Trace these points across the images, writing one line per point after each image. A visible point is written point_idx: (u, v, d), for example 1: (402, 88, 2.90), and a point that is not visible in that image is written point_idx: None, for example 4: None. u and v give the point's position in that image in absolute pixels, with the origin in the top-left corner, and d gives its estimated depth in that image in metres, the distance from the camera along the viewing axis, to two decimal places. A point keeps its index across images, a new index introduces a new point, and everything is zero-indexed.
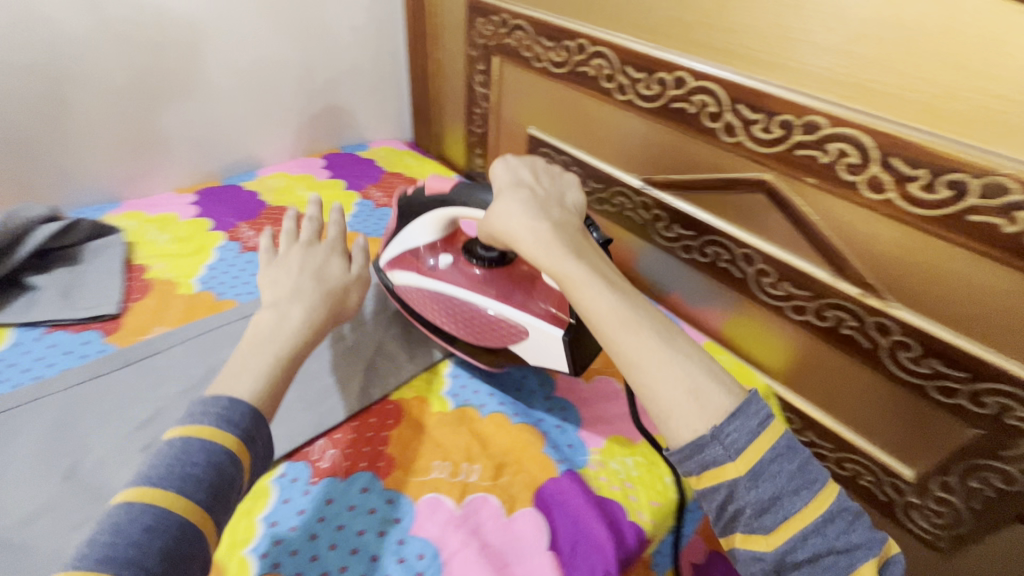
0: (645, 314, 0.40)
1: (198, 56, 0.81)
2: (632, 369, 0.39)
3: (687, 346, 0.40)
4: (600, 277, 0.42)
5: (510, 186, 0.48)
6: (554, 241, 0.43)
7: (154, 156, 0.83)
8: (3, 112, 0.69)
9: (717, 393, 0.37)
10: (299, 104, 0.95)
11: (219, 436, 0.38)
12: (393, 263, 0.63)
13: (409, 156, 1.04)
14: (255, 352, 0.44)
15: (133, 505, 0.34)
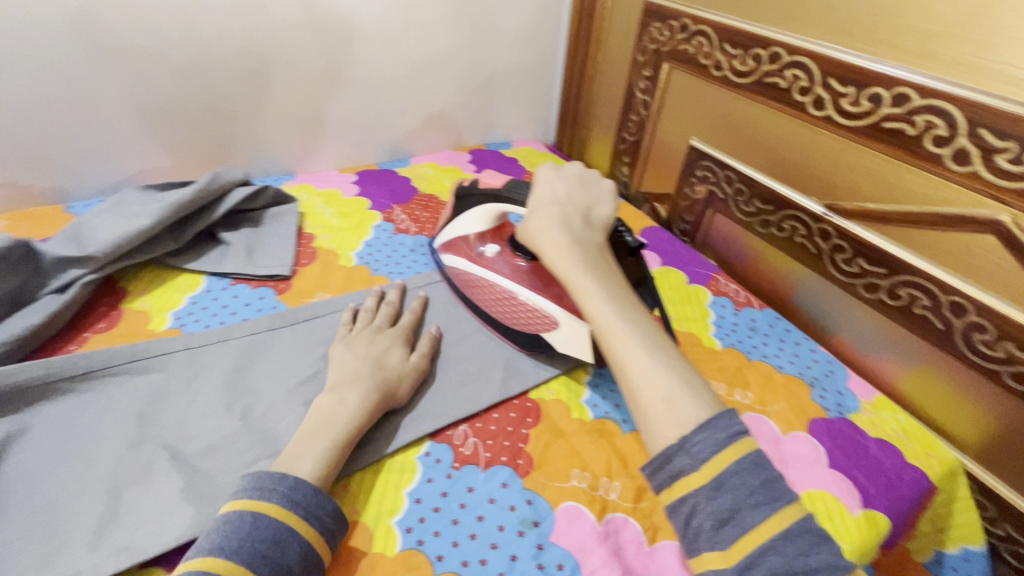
0: (639, 328, 0.42)
1: (381, 48, 0.86)
2: (621, 376, 0.41)
3: (674, 361, 0.41)
4: (608, 290, 0.45)
5: (546, 202, 0.53)
6: (571, 255, 0.48)
7: (327, 137, 0.90)
8: (220, 85, 0.78)
9: (690, 406, 0.38)
10: (458, 100, 0.99)
11: (286, 515, 0.38)
12: (446, 248, 0.69)
13: (551, 159, 1.04)
14: (312, 435, 0.44)
15: (206, 575, 0.34)
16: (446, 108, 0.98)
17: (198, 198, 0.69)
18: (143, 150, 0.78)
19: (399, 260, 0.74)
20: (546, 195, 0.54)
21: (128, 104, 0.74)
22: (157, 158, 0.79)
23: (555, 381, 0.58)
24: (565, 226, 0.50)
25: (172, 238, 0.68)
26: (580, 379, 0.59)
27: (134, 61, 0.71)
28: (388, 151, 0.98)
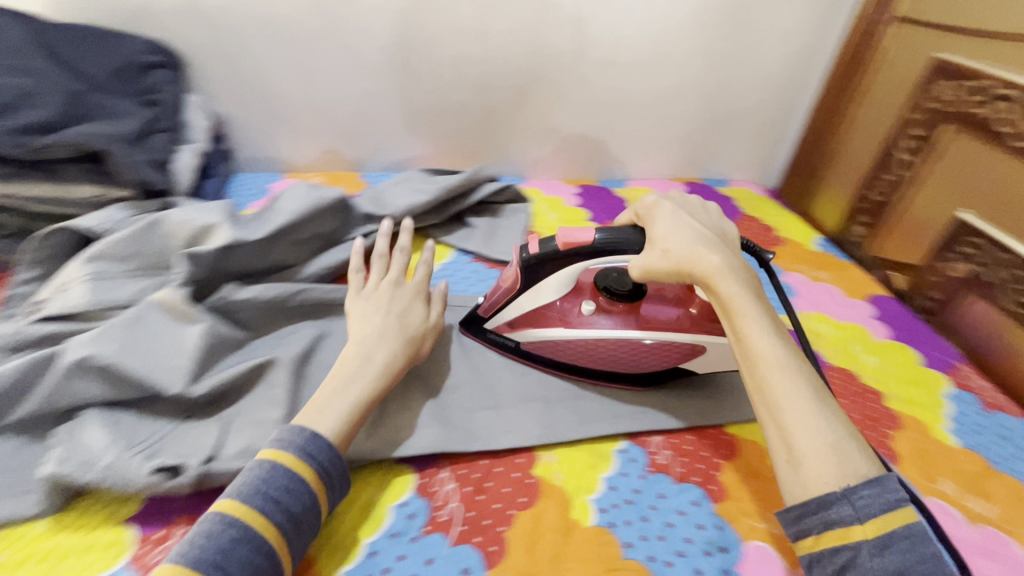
0: (802, 365, 0.42)
1: (632, 77, 0.90)
2: (781, 411, 0.40)
3: (838, 408, 0.41)
4: (770, 320, 0.44)
5: (677, 215, 0.52)
6: (733, 273, 0.47)
7: (559, 151, 0.97)
8: (490, 96, 0.89)
9: (858, 458, 0.38)
10: (688, 132, 0.99)
11: (302, 467, 0.42)
12: (514, 323, 0.60)
13: (770, 206, 1.00)
14: (331, 392, 0.48)
15: (224, 517, 0.39)
16: (676, 139, 1.00)
17: (462, 186, 0.80)
18: (418, 138, 0.93)
19: None
20: (672, 210, 0.53)
21: (420, 100, 0.89)
22: (425, 148, 0.94)
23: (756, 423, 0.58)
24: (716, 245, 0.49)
25: (437, 215, 0.80)
26: None
27: (435, 66, 0.85)
28: (609, 171, 1.02)
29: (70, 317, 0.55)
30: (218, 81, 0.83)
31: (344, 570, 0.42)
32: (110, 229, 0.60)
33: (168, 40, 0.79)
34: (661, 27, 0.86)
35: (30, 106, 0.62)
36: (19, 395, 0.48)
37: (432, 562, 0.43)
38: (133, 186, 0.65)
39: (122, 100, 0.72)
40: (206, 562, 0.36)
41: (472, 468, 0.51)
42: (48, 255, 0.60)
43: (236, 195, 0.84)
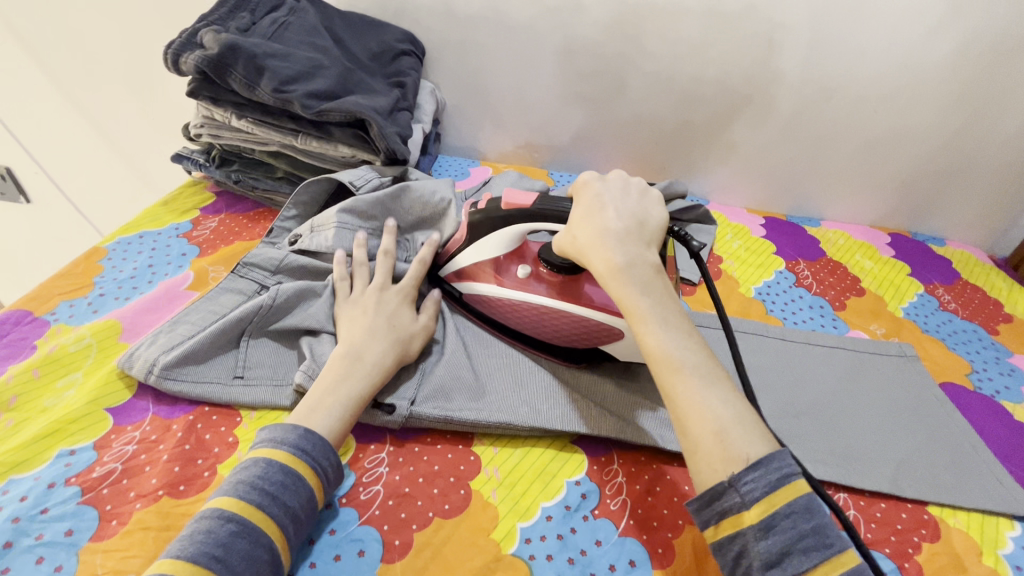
0: (689, 355, 0.42)
1: (857, 111, 0.83)
2: (672, 404, 0.40)
3: (726, 388, 0.40)
4: (660, 308, 0.44)
5: (597, 202, 0.51)
6: (626, 269, 0.46)
7: (750, 175, 0.93)
8: (694, 111, 0.88)
9: (741, 440, 0.37)
10: (906, 178, 0.90)
11: (296, 462, 0.43)
12: (460, 275, 0.64)
13: (995, 275, 0.86)
14: (327, 389, 0.49)
15: (223, 512, 0.39)
16: (887, 184, 0.91)
17: None
18: (607, 144, 0.96)
19: (795, 310, 0.73)
20: (598, 192, 0.52)
21: (619, 107, 0.91)
22: (615, 153, 0.96)
23: (966, 511, 0.52)
24: (613, 231, 0.48)
25: None
26: (1000, 529, 0.51)
27: (644, 77, 0.86)
28: (800, 207, 0.96)
29: (318, 255, 0.65)
30: (446, 71, 0.93)
31: (521, 525, 0.47)
32: (361, 186, 0.69)
33: (416, 31, 0.90)
34: (906, 59, 0.78)
35: (318, 76, 0.73)
36: (284, 311, 0.58)
37: (602, 545, 0.46)
38: (381, 154, 0.73)
39: (376, 80, 0.82)
40: (204, 554, 0.37)
41: (643, 470, 0.52)
42: (305, 201, 0.71)
43: (440, 174, 0.94)
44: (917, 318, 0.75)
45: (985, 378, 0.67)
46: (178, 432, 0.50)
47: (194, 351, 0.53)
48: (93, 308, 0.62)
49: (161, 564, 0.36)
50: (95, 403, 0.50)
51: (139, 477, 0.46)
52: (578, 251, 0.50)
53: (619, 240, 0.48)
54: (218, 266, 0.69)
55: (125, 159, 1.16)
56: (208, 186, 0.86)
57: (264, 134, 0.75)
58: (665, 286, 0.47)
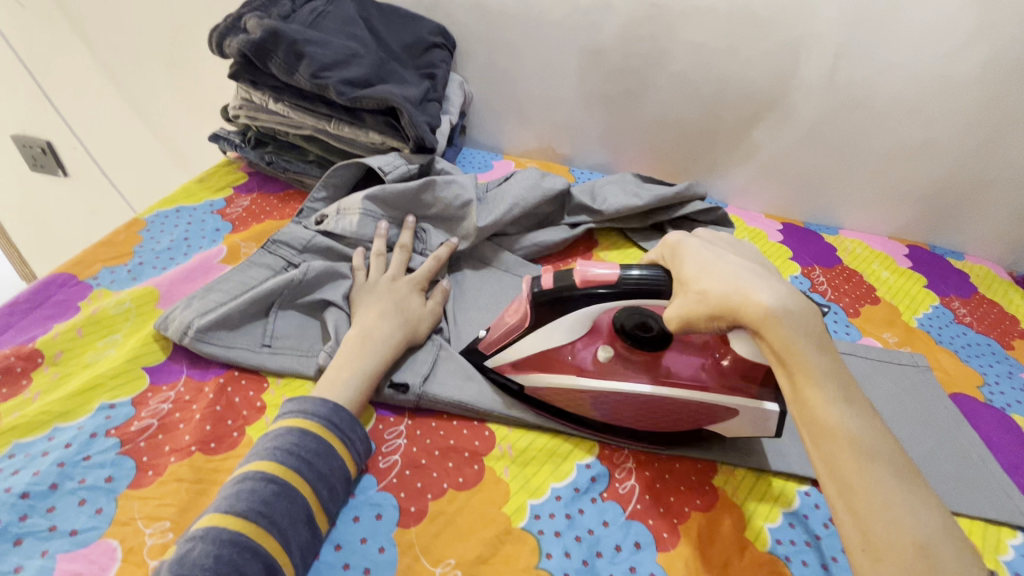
0: (880, 443, 0.36)
1: (881, 122, 0.84)
2: (858, 502, 0.35)
3: (917, 486, 0.35)
4: (835, 382, 0.38)
5: (711, 253, 0.46)
6: (799, 328, 0.39)
7: (770, 181, 0.94)
8: (717, 115, 0.89)
9: (949, 555, 0.33)
10: (926, 191, 0.90)
11: (327, 434, 0.46)
12: (520, 364, 0.55)
13: (1014, 291, 0.86)
14: (342, 364, 0.51)
15: (264, 474, 0.42)
16: (909, 195, 0.91)
17: (674, 200, 0.79)
18: (629, 144, 0.97)
19: None
20: (712, 249, 0.46)
21: (644, 107, 0.92)
22: (636, 153, 0.98)
23: (969, 518, 0.53)
24: (758, 281, 0.42)
25: (639, 222, 0.81)
26: (1002, 536, 0.52)
27: (670, 78, 0.87)
28: (819, 215, 0.97)
29: (342, 238, 0.67)
30: (475, 65, 0.95)
31: (532, 502, 0.48)
32: (389, 172, 0.71)
33: (448, 25, 0.92)
34: (933, 71, 0.78)
35: (353, 64, 0.75)
36: (311, 287, 0.60)
37: (609, 525, 0.48)
38: (409, 141, 0.75)
39: (408, 70, 0.84)
40: (251, 510, 0.40)
41: (652, 458, 0.54)
42: (336, 182, 0.73)
43: (464, 166, 0.96)
44: (931, 329, 0.76)
45: (997, 391, 0.67)
46: (209, 394, 0.52)
47: (227, 318, 0.55)
48: (133, 275, 0.65)
49: (211, 517, 0.39)
50: (133, 362, 0.53)
51: (173, 433, 0.49)
52: (711, 295, 0.43)
53: (773, 294, 0.40)
54: (249, 242, 0.71)
55: (160, 137, 1.20)
56: (242, 165, 0.89)
57: (299, 118, 0.78)
58: (832, 345, 0.40)
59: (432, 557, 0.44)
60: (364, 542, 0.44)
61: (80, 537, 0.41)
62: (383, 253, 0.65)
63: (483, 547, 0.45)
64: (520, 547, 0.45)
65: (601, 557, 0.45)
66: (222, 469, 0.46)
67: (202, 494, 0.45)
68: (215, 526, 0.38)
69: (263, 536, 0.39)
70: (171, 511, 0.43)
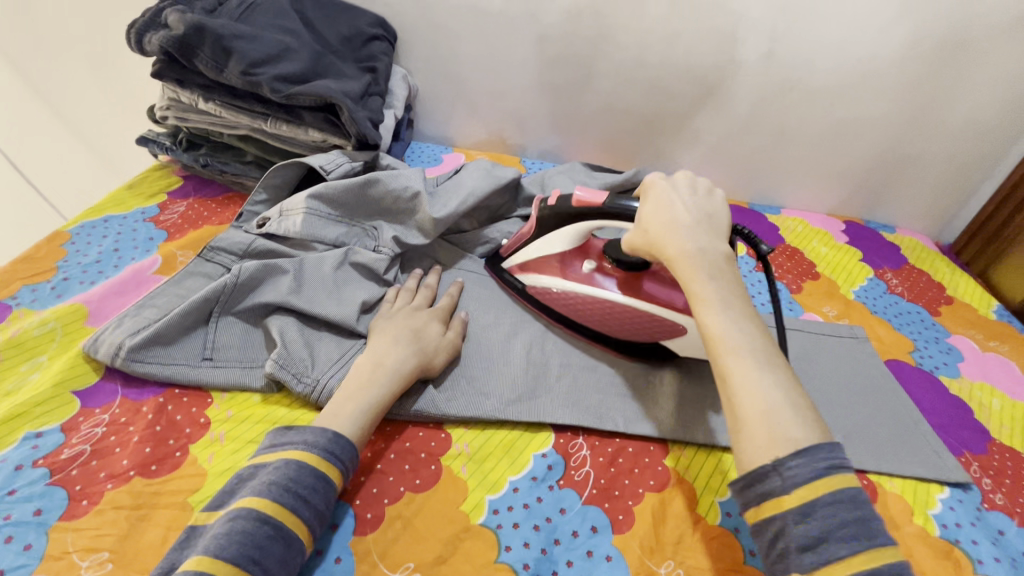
0: (754, 341, 0.40)
1: (815, 105, 0.87)
2: (728, 384, 0.39)
3: (785, 372, 0.39)
4: (726, 295, 0.42)
5: (665, 195, 0.49)
6: (696, 256, 0.44)
7: (715, 163, 0.97)
8: (662, 100, 0.90)
9: (790, 422, 0.36)
10: (859, 169, 0.94)
11: (326, 467, 0.43)
12: (525, 266, 0.67)
13: (941, 260, 0.91)
14: (349, 394, 0.49)
15: (257, 514, 0.38)
16: (842, 175, 0.95)
17: (622, 188, 0.79)
18: (579, 133, 0.97)
19: (755, 293, 0.77)
20: (665, 190, 0.50)
21: (591, 97, 0.92)
22: (586, 140, 0.98)
23: (903, 478, 0.56)
24: (683, 221, 0.47)
25: None
26: (931, 492, 0.55)
27: (613, 67, 0.88)
28: (761, 195, 1.01)
29: (285, 240, 0.65)
30: (418, 56, 0.93)
31: (490, 497, 0.49)
32: (331, 171, 0.69)
33: (387, 16, 0.89)
34: (861, 55, 0.81)
35: (288, 58, 0.71)
36: (252, 293, 0.58)
37: (566, 513, 0.48)
38: (352, 139, 0.73)
39: (348, 65, 0.80)
40: (242, 556, 0.36)
41: (607, 443, 0.54)
42: (276, 183, 0.70)
43: (412, 160, 0.94)
44: (867, 300, 0.80)
45: (926, 355, 0.72)
46: (148, 414, 0.50)
47: (161, 334, 0.52)
48: (57, 293, 0.61)
49: (197, 561, 0.35)
50: (62, 387, 0.50)
51: (110, 457, 0.46)
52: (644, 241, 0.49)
53: (690, 231, 0.46)
54: (187, 250, 0.68)
55: (85, 141, 1.13)
56: (176, 169, 0.85)
57: (233, 116, 0.74)
58: (737, 279, 0.44)
59: (390, 562, 0.43)
60: (319, 555, 0.43)
61: None
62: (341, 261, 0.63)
63: (441, 547, 0.44)
64: (479, 544, 0.45)
65: (559, 545, 0.46)
66: (165, 492, 0.45)
67: (144, 519, 0.43)
68: (202, 573, 0.35)
69: None
70: (109, 541, 0.41)
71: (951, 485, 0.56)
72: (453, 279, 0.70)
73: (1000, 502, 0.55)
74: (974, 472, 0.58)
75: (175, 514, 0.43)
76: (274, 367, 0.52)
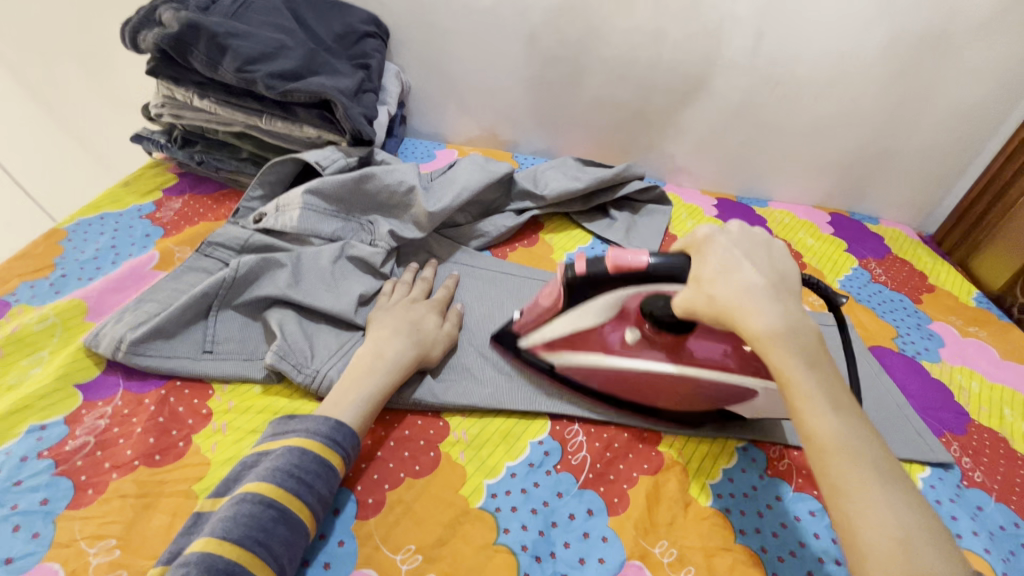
0: (868, 448, 0.37)
1: (800, 99, 0.89)
2: (849, 502, 0.36)
3: (901, 482, 0.36)
4: (827, 389, 0.39)
5: (727, 255, 0.45)
6: (788, 339, 0.40)
7: (704, 157, 0.98)
8: (651, 96, 0.92)
9: (926, 552, 0.33)
10: (844, 161, 0.96)
11: (329, 453, 0.44)
12: (551, 343, 0.57)
13: (923, 250, 0.94)
14: (348, 383, 0.50)
15: (262, 498, 0.39)
16: (827, 168, 0.98)
17: (613, 182, 0.81)
18: (570, 128, 0.99)
19: None
20: (727, 248, 0.45)
21: (581, 92, 0.94)
22: (577, 136, 1.00)
23: None
24: (763, 292, 0.42)
25: (582, 205, 0.83)
26: (913, 472, 0.57)
27: (603, 63, 0.89)
28: (750, 189, 1.03)
29: (282, 235, 0.66)
30: (410, 53, 0.94)
31: (487, 482, 0.50)
32: (327, 167, 0.70)
33: (379, 14, 0.90)
34: (843, 50, 0.83)
35: (282, 56, 0.72)
36: (251, 287, 0.59)
37: (563, 496, 0.50)
38: (347, 134, 0.74)
39: (341, 61, 0.81)
40: (247, 538, 0.37)
41: (602, 429, 0.56)
42: (272, 180, 0.71)
43: (406, 156, 0.95)
44: (852, 289, 0.82)
45: (908, 341, 0.74)
46: (151, 406, 0.51)
47: (162, 328, 0.53)
48: (56, 289, 0.62)
49: (205, 543, 0.37)
50: (64, 379, 0.51)
51: (113, 448, 0.47)
52: (712, 304, 0.43)
53: (774, 304, 0.41)
54: (184, 246, 0.69)
55: (76, 139, 1.13)
56: (170, 166, 0.85)
57: (228, 114, 0.75)
58: (830, 364, 0.41)
59: (392, 545, 0.44)
60: (322, 540, 0.44)
61: (17, 563, 0.40)
62: (338, 255, 0.64)
63: (441, 530, 0.46)
64: (478, 526, 0.46)
65: (555, 526, 0.47)
66: (170, 481, 0.45)
67: (150, 507, 0.44)
68: (210, 553, 0.36)
69: (259, 565, 0.37)
70: (116, 528, 0.42)
71: (932, 464, 0.58)
72: (450, 272, 0.71)
73: (978, 480, 0.58)
74: (955, 452, 0.60)
75: (180, 501, 0.44)
76: (273, 358, 0.53)
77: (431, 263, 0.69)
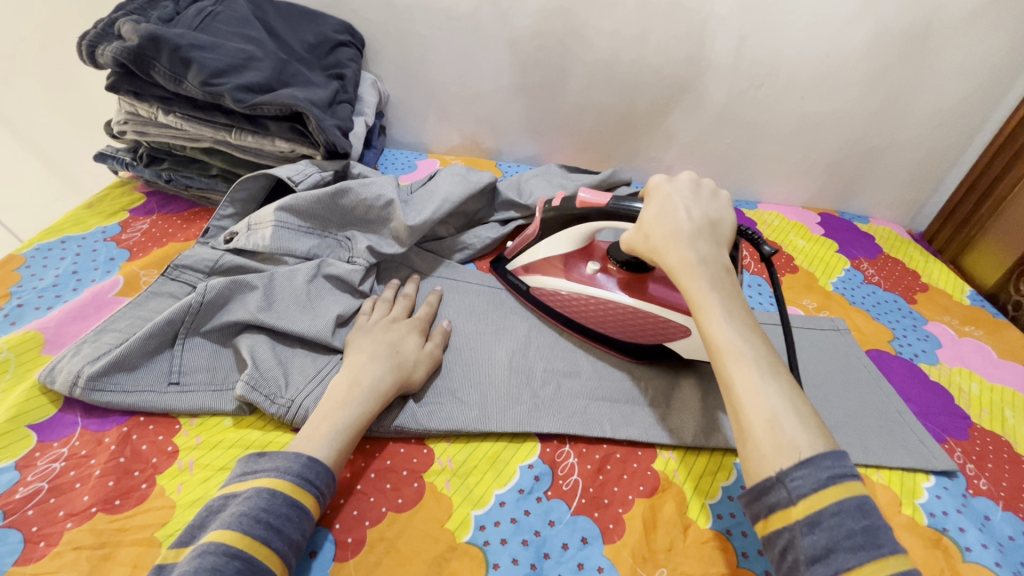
0: (757, 350, 0.40)
1: (786, 100, 0.88)
2: (732, 393, 0.39)
3: (787, 380, 0.39)
4: (728, 304, 0.43)
5: (667, 202, 0.50)
6: (699, 265, 0.45)
7: (691, 159, 0.97)
8: (636, 98, 0.90)
9: (795, 430, 0.36)
10: (832, 161, 0.95)
11: (301, 494, 0.41)
12: (528, 268, 0.68)
13: (914, 248, 0.93)
14: (323, 416, 0.47)
15: (227, 548, 0.36)
16: (814, 168, 0.96)
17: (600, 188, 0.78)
18: (555, 134, 0.97)
19: None
20: (668, 194, 0.50)
21: (564, 98, 0.91)
22: (563, 141, 0.98)
23: (889, 468, 0.56)
24: (687, 230, 0.47)
25: None
26: (917, 481, 0.55)
27: (585, 66, 0.87)
28: (738, 191, 1.01)
29: (255, 255, 0.63)
30: (387, 62, 0.91)
31: (475, 513, 0.47)
32: (300, 182, 0.67)
33: (353, 22, 0.87)
34: (827, 49, 0.82)
35: (250, 67, 0.69)
36: (217, 310, 0.55)
37: (555, 525, 0.47)
38: (321, 147, 0.71)
39: (315, 73, 0.78)
40: None
41: (594, 450, 0.53)
42: (244, 197, 0.68)
43: (386, 168, 0.93)
44: (845, 291, 0.80)
45: (905, 343, 0.72)
46: (111, 445, 0.47)
47: (123, 360, 0.50)
48: (12, 320, 0.58)
49: None
50: (17, 421, 0.47)
51: (69, 494, 0.44)
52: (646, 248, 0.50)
53: (691, 240, 0.47)
54: (150, 269, 0.65)
55: (45, 160, 1.09)
56: (138, 185, 0.82)
57: (195, 129, 0.72)
58: (739, 292, 0.45)
59: None
60: None
61: None
62: (315, 273, 0.61)
63: (427, 568, 0.43)
64: (466, 563, 0.44)
65: (548, 559, 0.45)
66: (131, 528, 0.42)
67: (108, 559, 0.40)
68: None
69: None
70: None
71: (936, 473, 0.56)
72: (433, 287, 0.68)
73: (984, 488, 0.56)
74: (958, 458, 0.59)
75: (141, 551, 0.41)
76: (240, 388, 0.50)
77: (411, 279, 0.66)
